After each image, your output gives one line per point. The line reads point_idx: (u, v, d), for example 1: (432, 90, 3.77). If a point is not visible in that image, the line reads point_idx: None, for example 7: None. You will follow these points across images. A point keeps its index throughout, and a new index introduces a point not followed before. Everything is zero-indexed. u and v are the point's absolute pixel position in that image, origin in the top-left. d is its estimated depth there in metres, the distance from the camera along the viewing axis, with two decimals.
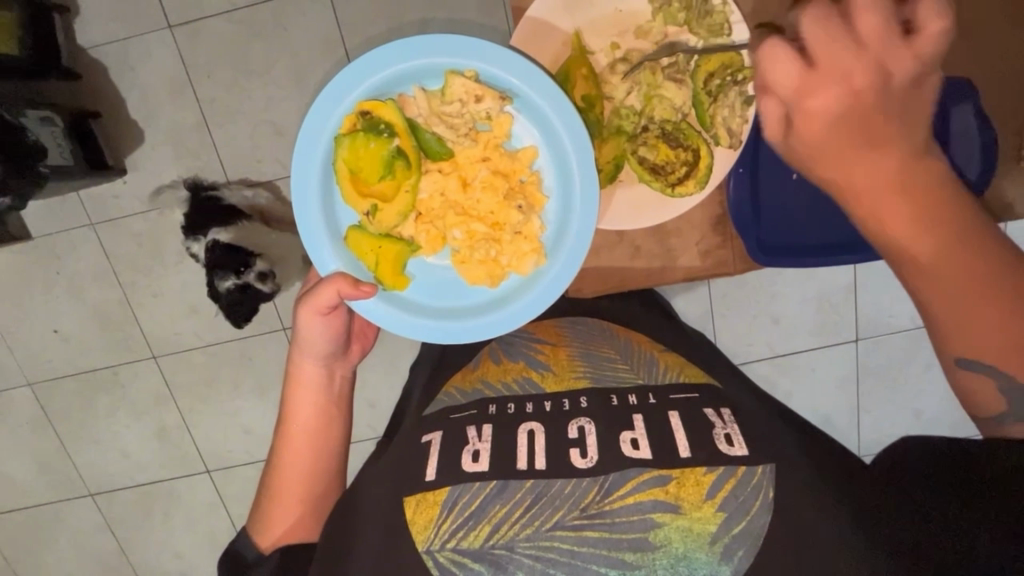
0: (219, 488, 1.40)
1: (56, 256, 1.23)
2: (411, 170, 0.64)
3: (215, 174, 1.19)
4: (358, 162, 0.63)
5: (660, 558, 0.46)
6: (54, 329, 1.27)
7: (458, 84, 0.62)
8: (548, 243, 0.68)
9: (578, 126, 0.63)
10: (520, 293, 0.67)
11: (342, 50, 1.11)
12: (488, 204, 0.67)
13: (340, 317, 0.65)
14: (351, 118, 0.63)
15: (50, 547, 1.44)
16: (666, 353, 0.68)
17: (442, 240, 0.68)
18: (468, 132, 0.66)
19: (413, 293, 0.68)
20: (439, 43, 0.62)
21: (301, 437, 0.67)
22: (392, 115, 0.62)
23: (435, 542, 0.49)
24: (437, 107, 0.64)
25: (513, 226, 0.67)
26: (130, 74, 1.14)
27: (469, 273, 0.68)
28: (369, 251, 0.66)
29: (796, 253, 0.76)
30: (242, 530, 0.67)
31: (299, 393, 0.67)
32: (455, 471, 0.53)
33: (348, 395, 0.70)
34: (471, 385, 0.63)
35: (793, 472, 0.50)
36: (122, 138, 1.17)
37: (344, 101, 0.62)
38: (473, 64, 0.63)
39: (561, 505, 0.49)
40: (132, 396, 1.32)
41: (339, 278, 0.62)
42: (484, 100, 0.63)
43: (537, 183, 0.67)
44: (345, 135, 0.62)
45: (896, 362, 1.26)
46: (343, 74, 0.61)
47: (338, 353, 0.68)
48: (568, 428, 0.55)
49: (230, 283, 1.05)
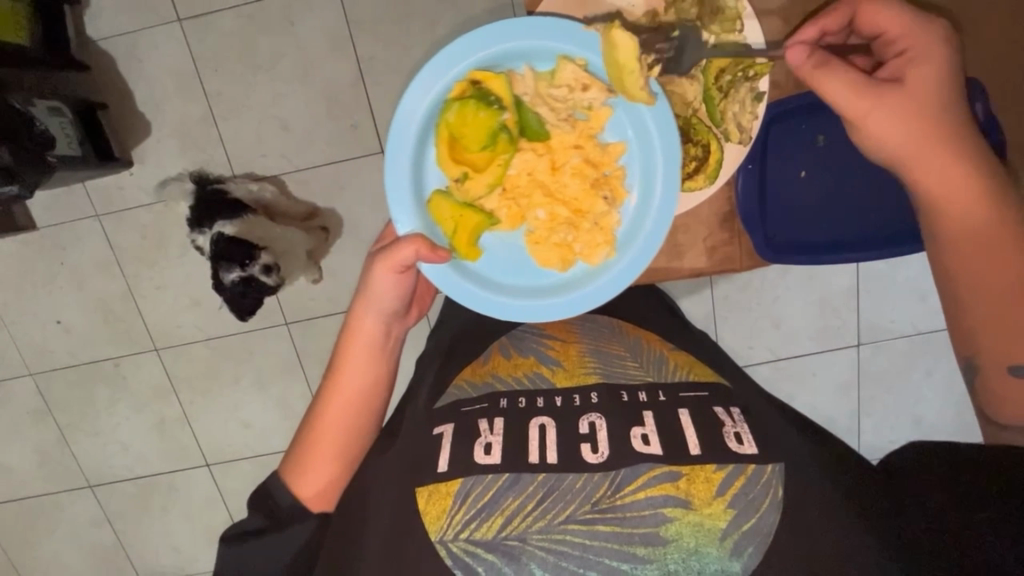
0: (218, 482, 1.40)
1: (61, 247, 1.23)
2: (509, 145, 0.64)
3: (222, 168, 1.19)
4: (463, 128, 0.63)
5: (672, 553, 0.46)
6: (57, 320, 1.28)
7: (569, 70, 0.64)
8: (621, 237, 0.68)
9: (671, 126, 0.64)
10: (587, 282, 0.68)
11: (351, 46, 1.11)
12: (574, 190, 0.67)
13: (409, 278, 0.65)
14: (462, 84, 0.63)
15: (49, 539, 1.44)
16: (675, 352, 0.68)
17: (521, 219, 0.68)
18: (567, 118, 0.67)
19: (483, 266, 0.68)
20: (565, 27, 0.63)
21: (349, 391, 0.66)
22: (502, 88, 0.63)
23: (447, 532, 0.49)
24: (543, 89, 0.65)
25: (594, 216, 0.68)
26: (139, 66, 1.15)
27: (541, 254, 0.68)
28: (449, 217, 0.66)
29: (803, 251, 0.77)
30: (272, 475, 0.66)
31: (353, 345, 0.66)
32: (466, 463, 0.53)
33: (397, 356, 0.69)
34: (482, 379, 0.63)
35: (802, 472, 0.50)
36: (129, 130, 1.18)
37: (459, 64, 0.63)
38: (587, 52, 0.63)
39: (573, 499, 0.49)
40: (133, 388, 1.32)
41: (420, 239, 0.62)
42: (589, 90, 0.64)
43: (621, 177, 0.67)
44: (455, 100, 0.63)
45: (898, 367, 1.26)
46: (465, 39, 0.62)
47: (399, 312, 0.67)
48: (579, 423, 0.55)
49: (235, 275, 1.03)
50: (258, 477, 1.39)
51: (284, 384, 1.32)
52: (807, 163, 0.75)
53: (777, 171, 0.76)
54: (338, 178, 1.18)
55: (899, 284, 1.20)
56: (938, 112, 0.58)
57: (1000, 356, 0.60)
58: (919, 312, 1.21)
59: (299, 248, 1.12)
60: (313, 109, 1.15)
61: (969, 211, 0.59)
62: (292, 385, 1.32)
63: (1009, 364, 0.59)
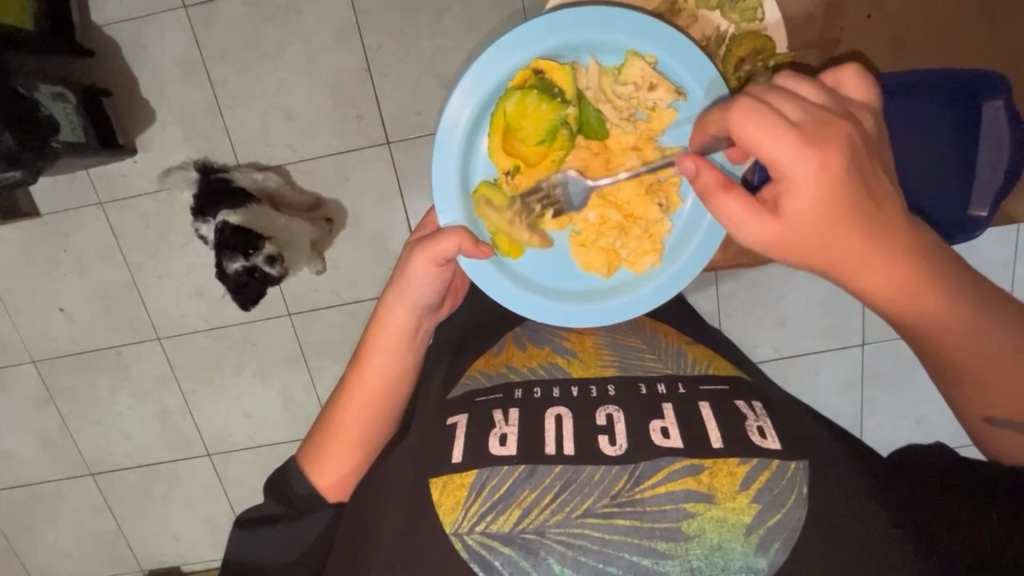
0: (219, 472, 1.40)
1: (64, 234, 1.22)
2: (567, 141, 0.66)
3: (227, 157, 1.18)
4: (522, 119, 0.63)
5: (694, 548, 0.46)
6: (60, 309, 1.27)
7: (638, 68, 0.63)
8: (669, 246, 0.69)
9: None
10: (632, 288, 0.69)
11: (357, 36, 1.10)
12: (627, 194, 0.68)
13: (447, 272, 0.64)
14: (525, 72, 0.63)
15: (50, 526, 1.44)
16: (693, 345, 0.67)
17: (569, 220, 0.69)
18: (628, 118, 0.67)
19: (524, 264, 0.69)
20: (636, 21, 0.62)
21: (375, 383, 0.64)
22: (565, 81, 0.63)
23: (463, 524, 0.49)
24: (608, 85, 0.65)
25: (645, 223, 0.69)
26: (143, 53, 1.14)
27: (587, 256, 0.70)
28: (496, 213, 0.66)
29: None
30: (290, 462, 0.65)
31: (382, 335, 0.65)
32: (481, 454, 0.52)
33: (425, 349, 0.68)
34: (495, 369, 0.62)
35: (823, 468, 0.49)
36: (133, 117, 1.17)
37: (523, 51, 0.62)
38: (657, 50, 0.63)
39: (591, 492, 0.49)
40: (135, 377, 1.32)
41: (463, 233, 0.61)
42: (655, 90, 0.64)
43: (676, 184, 0.69)
44: (517, 89, 0.63)
45: (902, 368, 1.25)
46: (529, 27, 0.61)
47: (433, 306, 0.65)
48: (596, 415, 0.54)
49: (239, 265, 1.03)
50: (259, 468, 1.40)
51: (286, 376, 1.31)
52: None
53: None
54: (343, 169, 1.18)
55: None
56: (866, 205, 0.42)
57: (975, 409, 0.51)
58: None
59: (304, 239, 1.11)
60: (319, 99, 1.14)
61: (929, 301, 0.46)
62: (295, 376, 1.31)
63: (988, 416, 0.51)
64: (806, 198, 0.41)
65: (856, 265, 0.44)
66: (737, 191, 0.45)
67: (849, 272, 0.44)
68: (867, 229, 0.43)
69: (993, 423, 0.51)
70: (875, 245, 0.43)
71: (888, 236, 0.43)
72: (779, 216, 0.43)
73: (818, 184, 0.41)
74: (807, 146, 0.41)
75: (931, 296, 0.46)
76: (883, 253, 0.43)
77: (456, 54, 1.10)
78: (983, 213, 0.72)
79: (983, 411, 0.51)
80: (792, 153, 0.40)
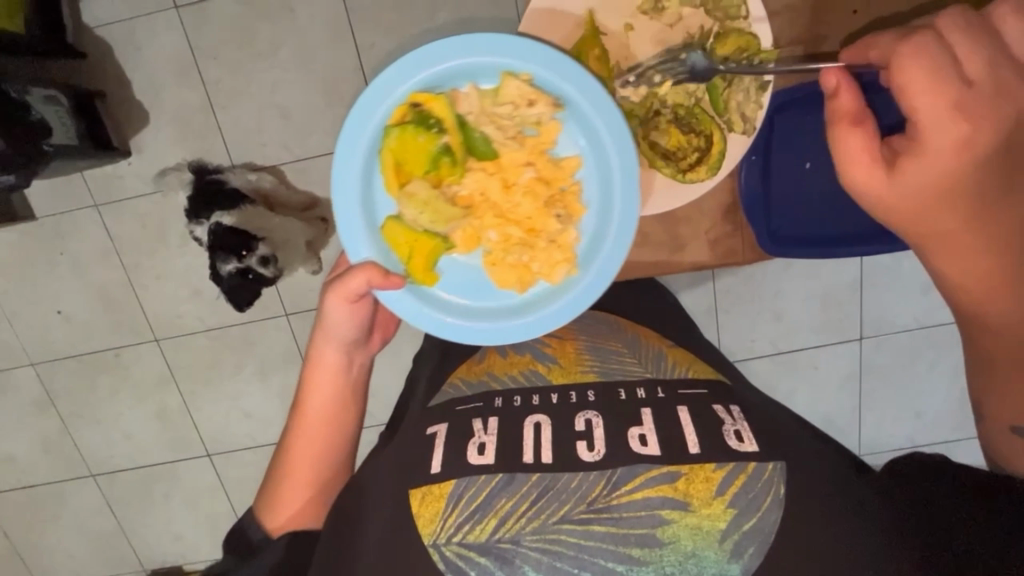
0: (219, 472, 1.41)
1: (60, 236, 1.22)
2: (455, 167, 0.65)
3: (221, 158, 1.18)
4: (406, 153, 0.64)
5: (668, 555, 0.46)
6: (58, 311, 1.27)
7: (513, 86, 0.63)
8: (581, 254, 0.68)
9: (625, 135, 0.63)
10: (547, 302, 0.67)
11: (350, 35, 1.09)
12: (527, 209, 0.67)
13: (364, 306, 0.67)
14: (402, 108, 0.63)
15: (52, 526, 1.45)
16: (673, 348, 0.69)
17: (476, 241, 0.68)
18: (515, 135, 0.66)
19: (441, 290, 0.68)
20: (500, 43, 0.62)
21: (317, 419, 0.69)
22: (442, 110, 0.63)
23: (440, 535, 0.49)
24: (488, 106, 0.65)
25: (549, 234, 0.68)
26: (136, 54, 1.13)
27: (500, 275, 0.68)
28: (403, 243, 0.66)
29: (805, 242, 0.78)
30: (247, 510, 0.68)
31: (318, 374, 0.69)
32: (460, 465, 0.54)
33: (364, 380, 0.72)
34: (476, 377, 0.65)
35: (800, 471, 0.50)
36: (128, 118, 1.16)
37: (395, 90, 0.63)
38: (530, 66, 0.63)
39: (568, 499, 0.49)
40: (134, 378, 1.32)
41: (371, 268, 0.63)
42: (536, 105, 0.64)
43: (578, 193, 0.67)
44: (394, 126, 0.63)
45: (900, 364, 1.25)
46: (395, 68, 0.62)
47: (359, 341, 0.70)
48: (575, 421, 0.56)
49: (232, 267, 1.06)
50: (259, 468, 1.40)
51: (284, 376, 1.32)
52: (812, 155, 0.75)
53: (782, 164, 0.76)
54: None
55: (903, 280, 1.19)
56: (974, 189, 0.49)
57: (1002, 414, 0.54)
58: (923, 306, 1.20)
59: (298, 238, 1.11)
60: (312, 99, 1.14)
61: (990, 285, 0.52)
62: (293, 377, 1.32)
63: (1012, 423, 0.53)
64: (922, 158, 0.49)
65: (945, 237, 0.52)
66: (864, 129, 0.52)
67: (926, 236, 0.52)
68: (970, 210, 0.50)
69: (1014, 432, 0.53)
70: (986, 224, 0.50)
71: (1014, 229, 0.50)
72: (900, 175, 0.50)
73: (956, 155, 0.48)
74: (966, 117, 0.47)
75: (999, 288, 0.52)
76: (976, 238, 0.51)
77: None
78: None
79: (1007, 417, 0.53)
80: (945, 113, 0.47)
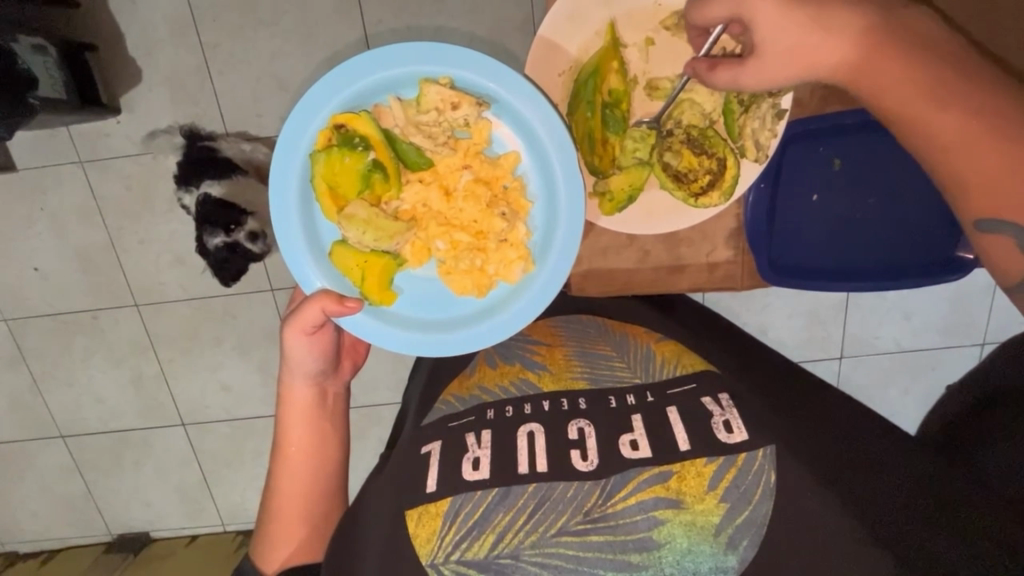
0: (192, 442, 1.39)
1: (41, 191, 1.18)
2: (389, 181, 0.66)
3: (214, 124, 1.14)
4: (335, 178, 0.64)
5: (666, 556, 0.50)
6: (33, 267, 1.23)
7: (433, 92, 0.63)
8: (534, 250, 0.69)
9: (557, 123, 0.64)
10: (502, 307, 0.69)
11: (358, 11, 1.06)
12: (471, 214, 0.68)
13: (326, 334, 0.66)
14: (325, 133, 0.64)
15: (17, 485, 1.42)
16: (663, 342, 0.68)
17: (427, 251, 0.69)
18: (446, 141, 0.68)
19: (401, 306, 0.69)
20: (409, 52, 0.63)
21: (301, 457, 0.68)
22: (366, 127, 0.63)
23: (438, 555, 0.52)
24: (413, 117, 0.66)
25: (497, 234, 0.69)
26: (131, 8, 1.08)
27: (455, 284, 0.69)
28: (355, 265, 0.66)
29: (805, 274, 0.78)
30: (245, 558, 0.68)
31: (290, 410, 0.68)
32: (454, 481, 0.55)
33: (342, 407, 0.72)
34: (468, 393, 0.65)
35: (793, 469, 0.53)
36: (119, 75, 1.11)
37: (315, 119, 0.63)
38: (447, 70, 0.63)
39: (564, 510, 0.52)
40: (111, 342, 1.29)
41: (323, 296, 0.63)
42: (460, 107, 0.64)
43: (520, 190, 0.69)
44: (320, 151, 0.63)
45: (875, 384, 1.28)
46: (307, 99, 0.62)
47: (328, 371, 0.69)
48: (568, 429, 0.58)
49: (220, 241, 1.08)
50: (233, 441, 1.39)
51: (265, 352, 1.30)
52: (819, 187, 0.76)
53: (788, 194, 0.77)
54: None
55: (888, 302, 1.20)
56: None
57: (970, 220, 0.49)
58: (904, 330, 1.22)
59: None
60: (314, 74, 1.10)
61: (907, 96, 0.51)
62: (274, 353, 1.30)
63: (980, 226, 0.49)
64: None
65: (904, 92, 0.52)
66: None
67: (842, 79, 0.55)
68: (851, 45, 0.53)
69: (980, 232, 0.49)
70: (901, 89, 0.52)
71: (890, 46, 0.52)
72: None
73: None
74: None
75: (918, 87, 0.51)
76: (918, 73, 0.51)
77: (459, 37, 1.08)
78: (969, 255, 0.75)
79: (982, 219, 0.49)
80: None
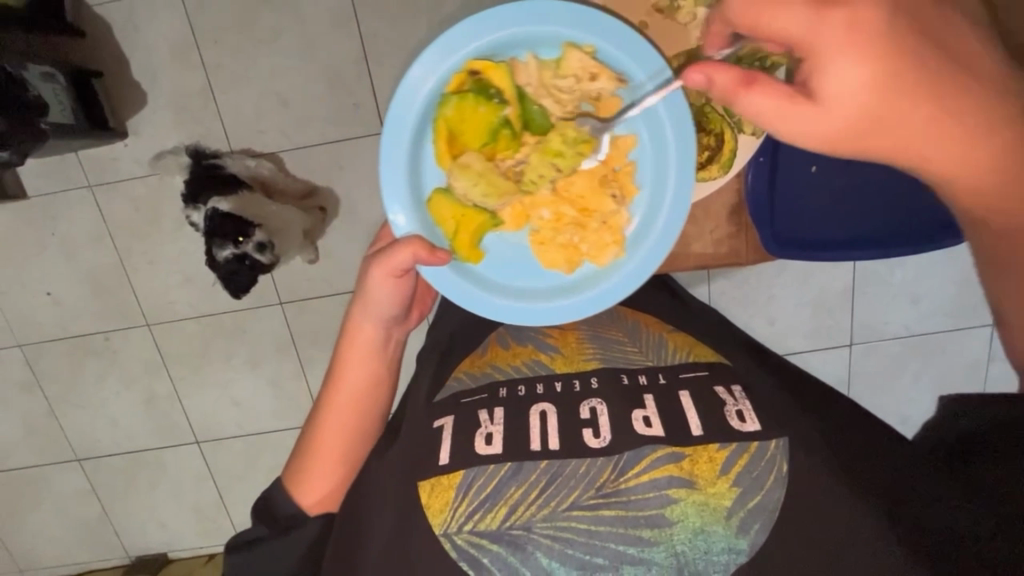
0: (207, 459, 1.40)
1: (51, 217, 1.20)
2: (513, 139, 0.67)
3: (219, 141, 1.17)
4: (461, 124, 0.66)
5: (677, 534, 0.49)
6: (47, 293, 1.26)
7: (576, 58, 0.65)
8: (630, 236, 0.70)
9: (683, 107, 0.64)
10: (596, 281, 0.70)
11: (355, 25, 1.09)
12: (580, 188, 0.69)
13: (407, 281, 0.67)
14: (460, 76, 0.65)
15: (36, 510, 1.43)
16: (673, 333, 0.70)
17: (524, 219, 0.70)
18: (572, 111, 0.68)
19: (486, 266, 0.70)
20: (570, 13, 0.64)
21: (352, 395, 0.69)
22: (502, 80, 0.66)
23: (451, 525, 0.52)
24: (548, 78, 0.67)
25: (602, 215, 0.70)
26: (135, 34, 1.11)
27: (548, 255, 0.71)
28: (450, 217, 0.68)
29: (808, 247, 0.80)
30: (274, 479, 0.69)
31: (354, 347, 0.69)
32: (467, 456, 0.56)
33: (400, 357, 0.73)
34: (480, 370, 0.67)
35: (808, 453, 0.53)
36: (124, 99, 1.14)
37: (455, 57, 0.64)
38: (595, 39, 0.65)
39: (576, 485, 0.52)
40: (123, 363, 1.31)
41: (417, 242, 0.64)
42: (597, 79, 0.66)
43: (632, 173, 0.69)
44: (452, 95, 0.65)
45: (888, 369, 1.27)
46: (457, 32, 0.63)
47: (400, 317, 0.70)
48: (580, 408, 0.59)
49: (229, 252, 1.04)
50: (248, 456, 1.40)
51: (276, 364, 1.31)
52: (817, 158, 0.77)
53: (788, 167, 0.78)
54: (338, 158, 1.17)
55: (893, 288, 1.20)
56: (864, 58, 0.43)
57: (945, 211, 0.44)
58: (911, 313, 1.22)
59: (296, 227, 1.11)
60: (315, 88, 1.13)
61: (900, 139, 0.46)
62: (285, 366, 1.31)
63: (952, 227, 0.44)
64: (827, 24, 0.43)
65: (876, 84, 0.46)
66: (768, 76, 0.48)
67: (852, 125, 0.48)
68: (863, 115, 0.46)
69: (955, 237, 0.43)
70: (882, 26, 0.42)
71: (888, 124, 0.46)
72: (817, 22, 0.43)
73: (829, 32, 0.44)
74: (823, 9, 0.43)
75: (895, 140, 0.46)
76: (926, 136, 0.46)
77: None
78: None
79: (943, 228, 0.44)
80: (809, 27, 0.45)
